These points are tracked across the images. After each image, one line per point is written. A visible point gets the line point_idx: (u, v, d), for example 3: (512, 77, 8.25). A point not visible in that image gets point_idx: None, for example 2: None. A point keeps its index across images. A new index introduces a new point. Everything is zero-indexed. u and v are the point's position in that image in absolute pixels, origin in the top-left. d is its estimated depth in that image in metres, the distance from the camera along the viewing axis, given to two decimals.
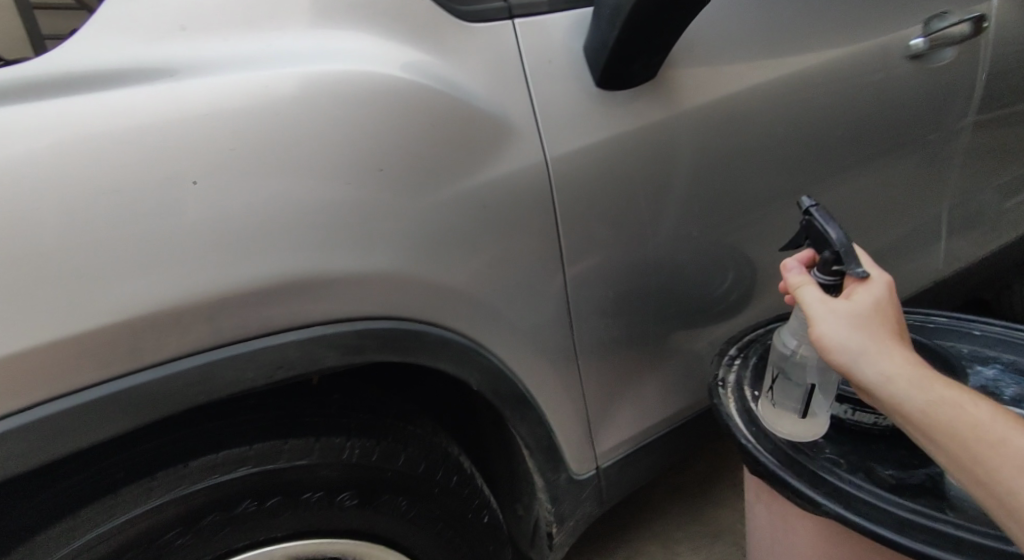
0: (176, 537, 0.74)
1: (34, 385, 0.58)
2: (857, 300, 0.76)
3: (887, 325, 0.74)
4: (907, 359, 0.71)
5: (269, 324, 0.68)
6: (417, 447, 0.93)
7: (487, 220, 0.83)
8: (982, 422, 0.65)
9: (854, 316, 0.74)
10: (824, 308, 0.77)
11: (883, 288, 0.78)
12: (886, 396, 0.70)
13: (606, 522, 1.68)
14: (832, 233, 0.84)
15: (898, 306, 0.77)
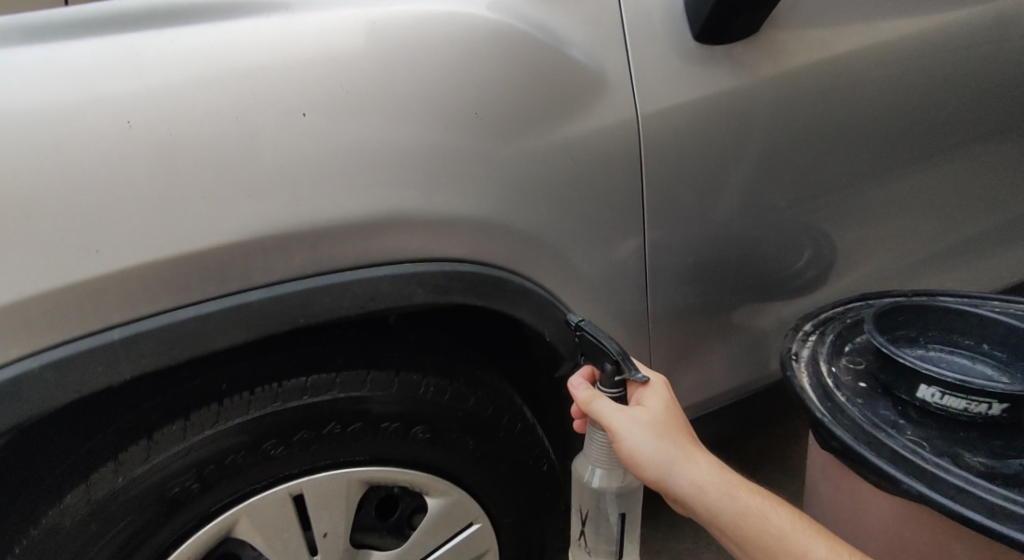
0: (270, 449, 0.81)
1: (158, 294, 0.63)
2: (649, 407, 0.79)
3: (682, 432, 0.79)
4: (714, 465, 0.77)
5: (364, 257, 0.71)
6: (487, 393, 0.96)
7: (574, 172, 0.83)
8: (785, 529, 0.73)
9: (655, 425, 0.78)
10: (628, 420, 0.78)
11: (665, 391, 0.82)
12: (701, 504, 0.75)
13: None
14: (608, 344, 0.82)
15: (676, 404, 0.82)
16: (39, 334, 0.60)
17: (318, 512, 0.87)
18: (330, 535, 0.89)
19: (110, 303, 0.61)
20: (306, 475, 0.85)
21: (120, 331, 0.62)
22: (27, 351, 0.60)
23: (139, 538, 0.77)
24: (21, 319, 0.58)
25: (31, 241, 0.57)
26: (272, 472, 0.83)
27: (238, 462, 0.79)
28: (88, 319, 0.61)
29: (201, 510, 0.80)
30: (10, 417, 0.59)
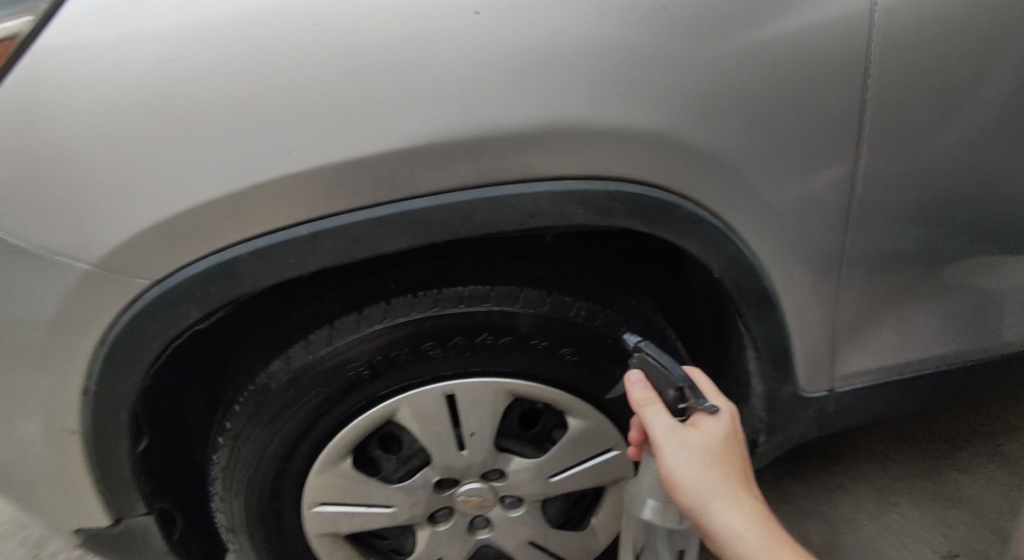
0: (429, 349, 0.85)
1: (338, 196, 0.66)
2: (705, 432, 0.75)
3: (734, 469, 0.74)
4: (757, 510, 0.72)
5: (528, 171, 0.68)
6: (642, 323, 0.92)
7: (774, 83, 0.70)
8: None
9: (705, 453, 0.74)
10: (676, 440, 0.75)
11: (728, 424, 0.77)
12: (731, 547, 0.70)
13: (812, 453, 1.54)
14: (672, 370, 0.78)
15: (741, 442, 0.77)
16: (245, 224, 0.66)
17: (468, 412, 0.93)
18: (476, 435, 0.95)
19: (299, 201, 0.66)
20: (459, 378, 0.90)
21: (308, 227, 0.67)
22: (236, 239, 0.67)
23: (323, 409, 0.89)
24: (231, 210, 0.65)
25: (235, 138, 0.62)
26: (429, 370, 0.88)
27: (401, 357, 0.85)
28: (282, 214, 0.66)
29: (369, 393, 0.89)
30: (228, 294, 0.69)
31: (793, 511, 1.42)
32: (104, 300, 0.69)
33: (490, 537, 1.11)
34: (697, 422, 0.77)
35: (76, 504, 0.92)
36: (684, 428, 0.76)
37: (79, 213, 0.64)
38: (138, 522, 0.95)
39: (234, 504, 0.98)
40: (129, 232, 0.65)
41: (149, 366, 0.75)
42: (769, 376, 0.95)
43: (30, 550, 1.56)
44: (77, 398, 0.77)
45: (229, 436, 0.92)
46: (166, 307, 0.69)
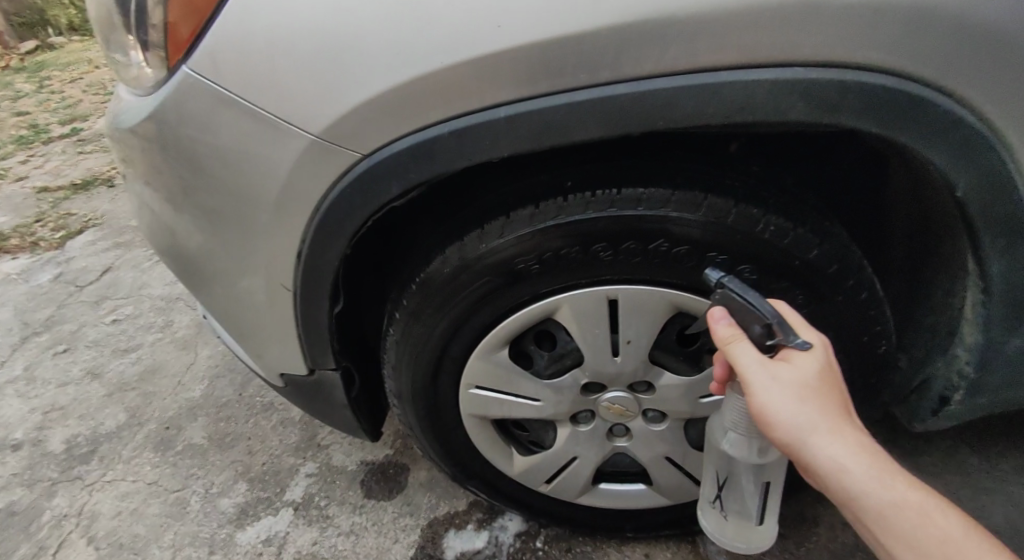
0: (601, 250, 0.84)
1: (540, 78, 0.65)
2: (799, 367, 0.67)
3: (834, 402, 0.66)
4: (863, 443, 0.65)
5: (750, 55, 0.62)
6: (837, 247, 0.83)
7: None
8: (954, 535, 0.60)
9: (800, 388, 0.66)
10: (768, 376, 0.68)
11: (823, 356, 0.69)
12: (836, 483, 0.64)
13: (999, 426, 1.36)
14: (758, 304, 0.70)
15: (837, 373, 0.69)
16: (450, 103, 0.69)
17: (628, 320, 0.92)
18: (632, 343, 0.94)
19: (502, 81, 0.66)
20: (626, 283, 0.88)
21: (506, 110, 0.68)
22: (439, 118, 0.70)
23: (490, 298, 0.93)
24: (439, 87, 0.68)
25: (455, 11, 0.64)
26: (597, 272, 0.87)
27: (571, 255, 0.85)
28: (483, 94, 0.67)
29: (535, 288, 0.91)
30: (426, 173, 0.73)
31: (968, 484, 1.27)
32: (325, 170, 0.77)
33: (628, 446, 1.14)
34: (788, 356, 0.69)
35: (283, 351, 1.08)
36: (773, 363, 0.69)
37: (316, 86, 0.71)
38: (328, 374, 1.10)
39: (403, 375, 1.08)
40: (353, 104, 0.71)
41: (352, 237, 0.83)
42: (994, 323, 0.85)
43: (237, 389, 1.89)
44: (295, 260, 0.89)
45: (405, 312, 1.00)
46: (374, 180, 0.75)
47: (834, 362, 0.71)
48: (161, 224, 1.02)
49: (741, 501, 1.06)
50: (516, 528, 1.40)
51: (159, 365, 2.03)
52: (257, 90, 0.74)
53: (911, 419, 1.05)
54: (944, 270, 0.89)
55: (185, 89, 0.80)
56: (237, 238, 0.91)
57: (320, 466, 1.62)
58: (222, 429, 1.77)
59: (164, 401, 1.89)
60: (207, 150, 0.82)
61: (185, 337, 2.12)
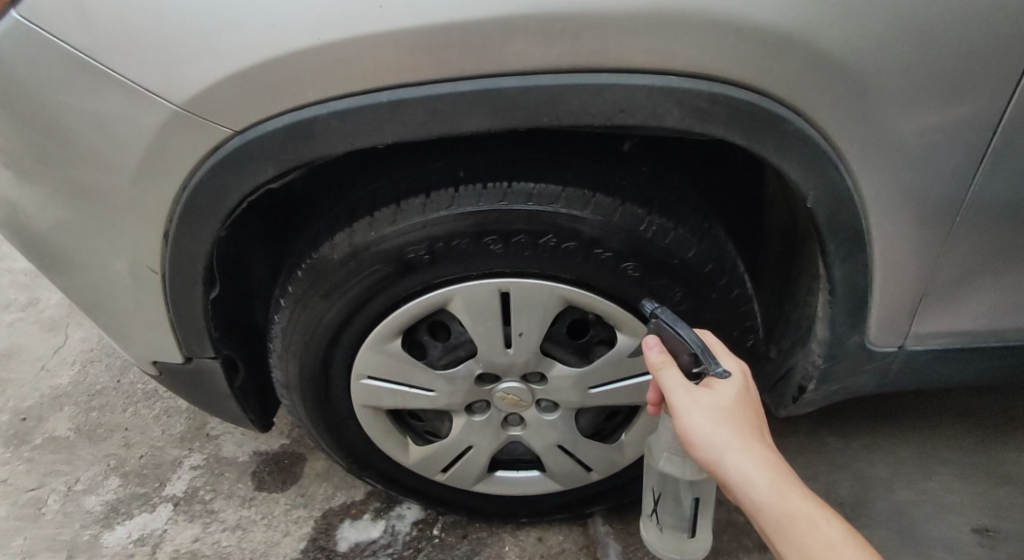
0: (491, 243, 0.84)
1: (422, 63, 0.63)
2: (718, 391, 0.74)
3: (751, 424, 0.72)
4: (776, 461, 0.69)
5: (628, 60, 0.63)
6: (714, 247, 0.87)
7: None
8: (838, 542, 0.62)
9: (719, 409, 0.72)
10: (691, 399, 0.74)
11: (742, 384, 0.76)
12: (746, 496, 0.68)
13: (858, 410, 1.50)
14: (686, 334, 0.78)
15: (755, 400, 0.75)
16: (329, 83, 0.65)
17: (520, 313, 0.93)
18: (524, 336, 0.95)
19: (383, 64, 0.63)
20: (517, 276, 0.89)
21: (389, 95, 0.65)
22: (316, 98, 0.66)
23: (379, 287, 0.90)
24: (313, 68, 0.64)
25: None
26: (488, 264, 0.87)
27: (462, 246, 0.84)
28: (364, 76, 0.64)
29: (427, 278, 0.89)
30: (307, 154, 0.70)
31: (827, 464, 1.40)
32: (192, 145, 0.71)
33: (521, 434, 1.15)
34: (710, 384, 0.75)
35: (153, 337, 1.00)
36: (697, 387, 0.75)
37: (179, 55, 0.65)
38: (207, 363, 1.04)
39: (290, 365, 1.04)
40: (218, 77, 0.66)
41: (226, 217, 0.78)
42: (838, 321, 0.89)
43: (114, 375, 1.74)
44: (161, 240, 0.83)
45: (291, 299, 0.96)
46: (248, 159, 0.71)
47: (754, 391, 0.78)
48: (3, 194, 0.91)
49: (674, 514, 1.03)
50: (414, 516, 1.39)
51: (20, 349, 1.83)
52: (108, 51, 0.67)
53: (777, 404, 1.15)
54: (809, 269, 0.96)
55: (22, 43, 0.71)
56: (94, 214, 0.83)
57: (207, 458, 1.53)
58: (94, 419, 1.63)
59: (24, 389, 1.72)
60: (54, 113, 0.74)
61: (52, 317, 1.93)
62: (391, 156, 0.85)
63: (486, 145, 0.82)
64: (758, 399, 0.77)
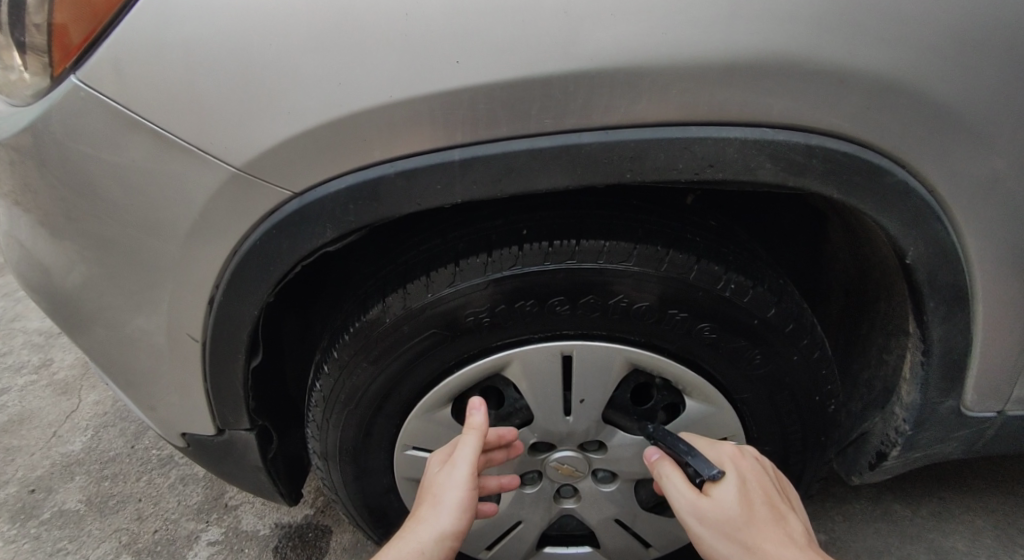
0: (557, 304, 0.79)
1: (499, 120, 0.60)
2: (718, 500, 0.78)
3: (753, 519, 0.75)
4: (783, 544, 0.73)
5: (720, 112, 0.59)
6: (794, 305, 0.81)
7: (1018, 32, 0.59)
8: None
9: (723, 523, 0.76)
10: (692, 510, 0.79)
11: (739, 480, 0.79)
12: None
13: (923, 473, 1.40)
14: (681, 447, 0.84)
15: (756, 486, 0.79)
16: (399, 141, 0.61)
17: (582, 376, 0.86)
18: (585, 401, 0.88)
19: (458, 120, 0.60)
20: (581, 338, 0.83)
21: (461, 152, 0.61)
22: (384, 157, 0.62)
23: (432, 353, 0.85)
24: (381, 125, 0.61)
25: (407, 43, 0.58)
26: (552, 327, 0.82)
27: (526, 309, 0.79)
28: (435, 133, 0.61)
29: (484, 343, 0.83)
30: (367, 216, 0.66)
31: (899, 533, 1.28)
32: (247, 207, 0.68)
33: (575, 507, 1.05)
34: (711, 490, 0.79)
35: (184, 406, 0.94)
36: (702, 497, 0.79)
37: (240, 115, 0.62)
38: (239, 434, 0.97)
39: (330, 435, 0.95)
40: (280, 137, 0.62)
41: (277, 283, 0.73)
42: (933, 384, 0.84)
43: (127, 441, 1.66)
44: (204, 306, 0.78)
45: (334, 366, 0.88)
46: (304, 222, 0.67)
47: (754, 474, 0.80)
48: (34, 257, 0.86)
49: None
50: None
51: (32, 414, 1.77)
52: (163, 110, 0.64)
53: (849, 471, 1.06)
54: (903, 327, 0.86)
55: (73, 104, 0.67)
56: (133, 279, 0.78)
57: (225, 532, 1.43)
58: (106, 490, 1.54)
59: (33, 457, 1.64)
60: (100, 176, 0.70)
61: (65, 379, 1.87)
62: (450, 214, 0.81)
63: (547, 202, 0.77)
64: (759, 481, 0.80)
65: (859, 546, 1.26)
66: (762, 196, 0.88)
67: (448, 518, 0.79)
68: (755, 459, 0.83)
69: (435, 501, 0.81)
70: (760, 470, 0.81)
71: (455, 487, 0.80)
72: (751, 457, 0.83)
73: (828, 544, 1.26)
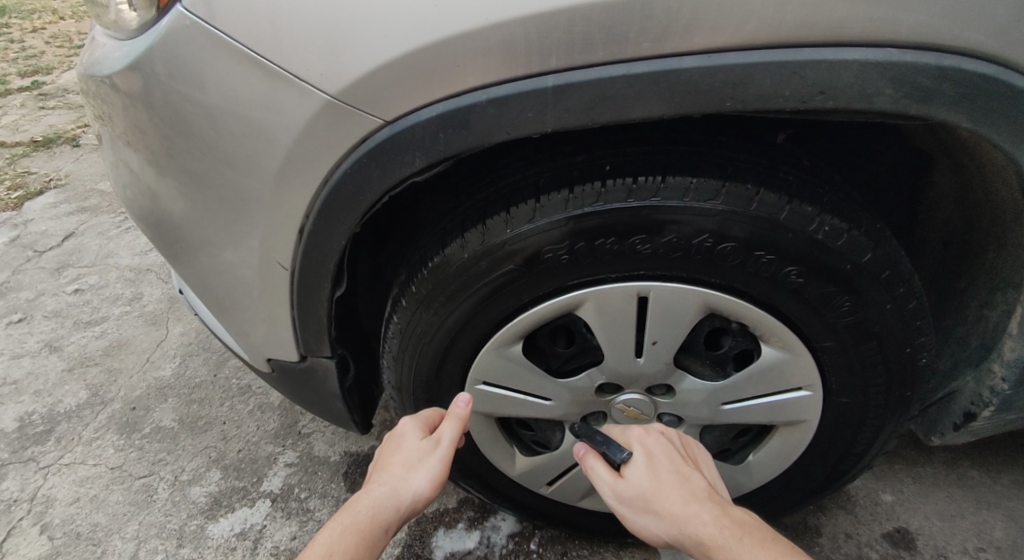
0: (638, 244, 0.78)
1: (596, 44, 0.58)
2: (630, 477, 0.82)
3: (659, 487, 0.79)
4: (684, 502, 0.76)
5: (839, 32, 0.56)
6: (892, 252, 0.78)
7: None
8: None
9: (635, 497, 0.81)
10: (613, 493, 0.83)
11: (645, 455, 0.84)
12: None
13: (1003, 441, 1.34)
14: (596, 437, 0.89)
15: (663, 459, 0.83)
16: (493, 67, 0.61)
17: (658, 318, 0.85)
18: (658, 344, 0.87)
19: (554, 44, 0.59)
20: (659, 280, 0.82)
21: (554, 79, 0.60)
22: (476, 84, 0.62)
23: (507, 290, 0.85)
24: (475, 50, 0.60)
25: None
26: (629, 267, 0.81)
27: (605, 247, 0.79)
28: (530, 58, 0.60)
29: (560, 281, 0.83)
30: (456, 145, 0.66)
31: (974, 499, 1.23)
32: (340, 135, 0.69)
33: None
34: (626, 470, 0.84)
35: (272, 333, 0.99)
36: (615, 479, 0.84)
37: (337, 40, 0.63)
38: (322, 362, 1.02)
39: (405, 367, 0.99)
40: (377, 62, 0.62)
41: (364, 214, 0.75)
42: None
43: (211, 370, 1.79)
44: (294, 235, 0.81)
45: (412, 300, 0.91)
46: (394, 151, 0.68)
47: (659, 446, 0.85)
48: (139, 189, 0.92)
49: None
50: (510, 528, 1.31)
51: (128, 341, 1.92)
52: (262, 37, 0.65)
53: (928, 431, 1.02)
54: (1013, 279, 0.81)
55: (178, 32, 0.70)
56: (228, 210, 0.82)
57: (301, 456, 1.53)
58: (195, 411, 1.67)
59: (132, 379, 1.79)
60: (199, 105, 0.73)
61: (156, 311, 2.02)
62: (531, 150, 0.81)
63: (629, 139, 0.76)
64: (664, 451, 0.84)
65: (929, 509, 1.22)
66: (859, 137, 0.83)
67: (425, 481, 0.84)
68: (661, 433, 0.88)
69: (414, 465, 0.86)
70: (664, 441, 0.86)
71: (439, 457, 0.86)
72: (657, 432, 0.88)
73: (895, 505, 1.23)
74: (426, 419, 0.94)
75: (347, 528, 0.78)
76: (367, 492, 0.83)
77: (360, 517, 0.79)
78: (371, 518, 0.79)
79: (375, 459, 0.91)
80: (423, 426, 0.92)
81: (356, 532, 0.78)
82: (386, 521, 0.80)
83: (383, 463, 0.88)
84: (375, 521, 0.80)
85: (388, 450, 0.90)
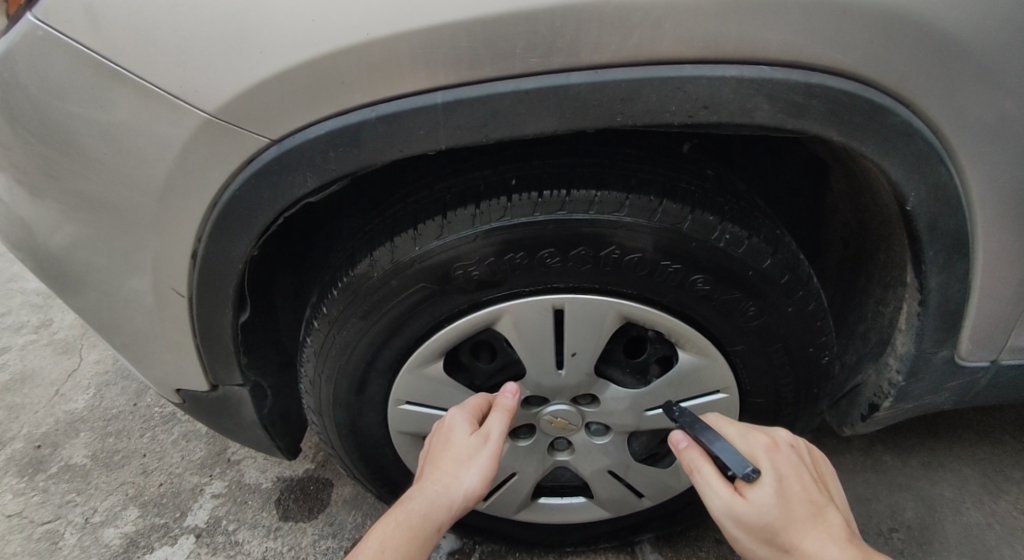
0: (547, 257, 0.77)
1: (482, 60, 0.57)
2: (755, 501, 0.73)
3: (791, 520, 0.71)
4: (824, 545, 0.70)
5: (714, 47, 0.57)
6: (791, 257, 0.80)
7: None
8: None
9: (759, 526, 0.73)
10: (728, 511, 0.75)
11: (776, 480, 0.74)
12: None
13: (913, 425, 1.41)
14: (714, 441, 0.78)
15: (793, 482, 0.74)
16: (379, 84, 0.59)
17: (575, 330, 0.85)
18: (577, 355, 0.86)
19: (439, 60, 0.57)
20: (573, 291, 0.82)
21: (443, 96, 0.59)
22: (363, 101, 0.60)
23: (421, 308, 0.83)
24: (360, 68, 0.58)
25: None
26: (542, 280, 0.80)
27: (516, 261, 0.78)
28: (417, 75, 0.58)
29: (474, 297, 0.82)
30: (349, 163, 0.64)
31: (889, 483, 1.30)
32: (223, 154, 0.65)
33: (569, 460, 1.05)
34: (746, 490, 0.74)
35: (177, 362, 0.93)
36: (737, 498, 0.74)
37: (209, 56, 0.59)
38: (234, 390, 0.96)
39: (323, 391, 0.95)
40: (256, 79, 0.59)
41: (261, 234, 0.71)
42: (927, 334, 0.84)
43: (129, 399, 1.68)
44: (188, 260, 0.76)
45: (325, 322, 0.87)
46: (284, 171, 0.65)
47: (789, 467, 0.76)
48: (13, 213, 0.84)
49: None
50: (450, 545, 1.29)
51: (33, 373, 1.78)
52: (129, 51, 0.61)
53: (841, 422, 1.06)
54: (902, 277, 0.85)
55: (34, 45, 0.65)
56: (114, 234, 0.76)
57: (229, 485, 1.45)
58: (110, 446, 1.56)
59: (37, 415, 1.65)
60: (70, 124, 0.68)
61: (66, 339, 1.88)
62: (437, 164, 0.79)
63: (533, 153, 0.76)
64: (797, 475, 0.75)
65: (849, 495, 1.27)
66: (758, 145, 0.86)
67: (476, 478, 0.82)
68: (791, 448, 0.78)
69: (464, 462, 0.83)
70: (795, 461, 0.76)
71: (488, 456, 0.83)
72: (785, 446, 0.78)
73: None
74: (476, 408, 0.89)
75: (400, 524, 0.78)
76: (419, 489, 0.82)
77: (412, 514, 0.79)
78: (423, 514, 0.79)
79: (427, 449, 0.89)
80: (473, 417, 0.87)
81: (408, 528, 0.77)
82: (436, 520, 0.79)
83: (434, 459, 0.85)
84: (426, 518, 0.79)
85: (437, 443, 0.87)
